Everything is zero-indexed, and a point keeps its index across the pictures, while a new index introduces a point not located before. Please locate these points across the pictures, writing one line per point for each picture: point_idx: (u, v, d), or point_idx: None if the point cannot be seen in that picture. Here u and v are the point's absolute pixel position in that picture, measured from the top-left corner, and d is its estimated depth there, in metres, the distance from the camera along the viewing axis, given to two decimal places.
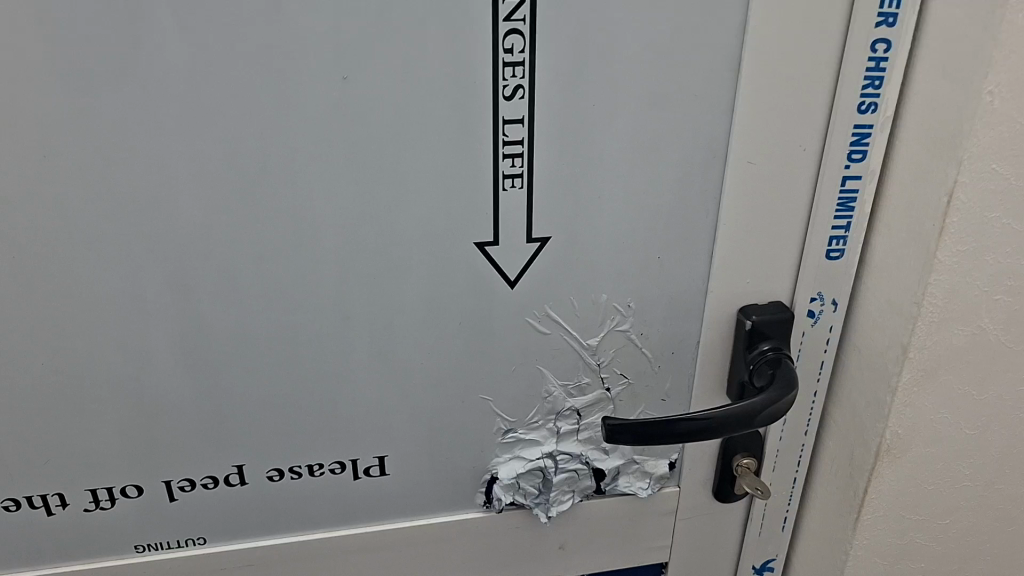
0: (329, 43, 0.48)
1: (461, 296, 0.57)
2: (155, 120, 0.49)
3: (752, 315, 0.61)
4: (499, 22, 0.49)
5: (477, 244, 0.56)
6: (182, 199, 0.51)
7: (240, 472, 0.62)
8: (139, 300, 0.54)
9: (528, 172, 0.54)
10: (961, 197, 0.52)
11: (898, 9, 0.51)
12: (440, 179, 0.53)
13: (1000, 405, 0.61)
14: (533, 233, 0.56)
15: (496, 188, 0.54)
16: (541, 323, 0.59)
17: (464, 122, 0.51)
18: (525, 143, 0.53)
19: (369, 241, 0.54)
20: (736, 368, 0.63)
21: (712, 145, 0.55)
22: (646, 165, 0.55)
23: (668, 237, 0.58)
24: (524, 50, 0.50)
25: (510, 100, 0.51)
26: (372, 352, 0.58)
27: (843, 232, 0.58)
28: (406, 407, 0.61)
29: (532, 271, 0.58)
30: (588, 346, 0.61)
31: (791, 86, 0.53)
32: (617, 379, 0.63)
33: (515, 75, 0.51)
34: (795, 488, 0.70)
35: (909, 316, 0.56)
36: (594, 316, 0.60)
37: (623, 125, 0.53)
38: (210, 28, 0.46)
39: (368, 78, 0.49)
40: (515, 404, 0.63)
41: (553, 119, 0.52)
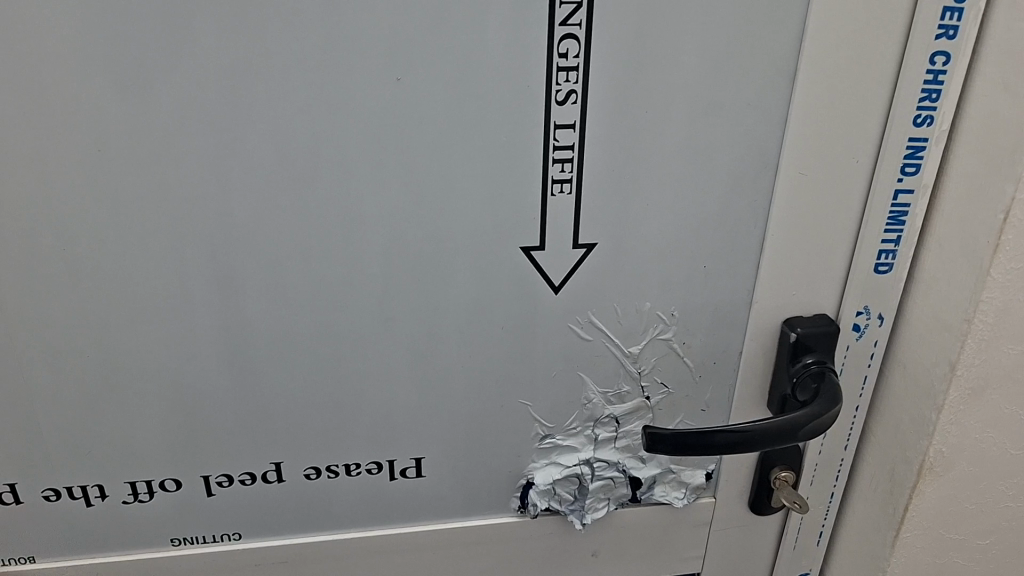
0: (386, 43, 0.48)
1: (505, 300, 0.57)
2: (210, 116, 0.49)
3: (797, 327, 0.60)
4: (555, 26, 0.49)
5: (523, 248, 0.55)
6: (232, 196, 0.51)
7: (277, 469, 0.62)
8: (185, 295, 0.54)
9: (578, 177, 0.54)
10: (1017, 214, 0.51)
11: (959, 22, 0.50)
12: (488, 182, 0.53)
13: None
14: (580, 239, 0.56)
15: (544, 193, 0.54)
16: (583, 329, 0.59)
17: (515, 126, 0.51)
18: (576, 148, 0.53)
19: (416, 243, 0.54)
20: (778, 380, 0.62)
21: (763, 155, 0.55)
22: (696, 173, 0.54)
23: (714, 246, 0.57)
24: (579, 55, 0.50)
25: (563, 105, 0.51)
26: (414, 354, 0.58)
27: (892, 245, 0.58)
28: (444, 409, 0.61)
29: (577, 277, 0.57)
30: (629, 353, 0.61)
31: (846, 98, 0.53)
32: (657, 388, 0.63)
33: (568, 80, 0.50)
34: (832, 503, 0.69)
35: (959, 334, 0.55)
36: (637, 324, 0.60)
37: (675, 132, 0.53)
38: (268, 25, 0.46)
39: (422, 79, 0.49)
40: (554, 410, 0.62)
41: (605, 125, 0.52)
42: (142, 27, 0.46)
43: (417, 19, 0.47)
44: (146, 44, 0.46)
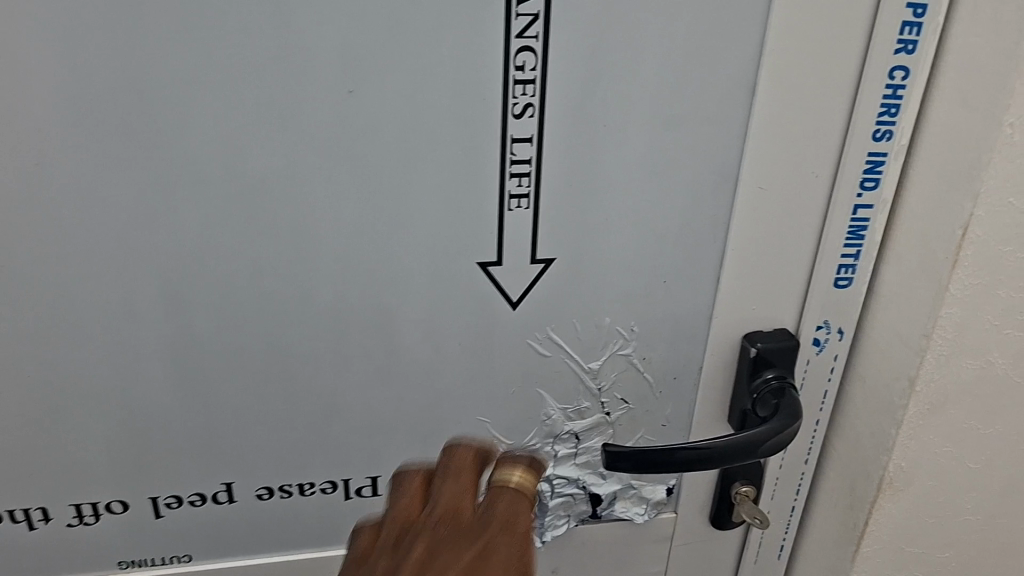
0: (338, 55, 0.46)
1: (462, 316, 0.56)
2: (154, 128, 0.47)
3: (757, 343, 0.59)
4: (511, 38, 0.48)
5: (480, 263, 0.54)
6: (178, 209, 0.50)
7: (228, 490, 0.60)
8: (131, 311, 0.52)
9: (535, 192, 0.52)
10: (975, 230, 0.51)
11: (918, 37, 0.50)
12: (444, 196, 0.51)
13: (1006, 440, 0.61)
14: (538, 253, 0.54)
15: (501, 208, 0.52)
16: (542, 345, 0.58)
17: (470, 140, 0.50)
18: (533, 163, 0.51)
19: (371, 259, 0.53)
20: (739, 396, 0.61)
21: (724, 168, 0.54)
22: (656, 187, 0.54)
23: (675, 262, 0.57)
24: (536, 68, 0.49)
25: (520, 118, 0.50)
26: (369, 371, 0.57)
27: (852, 261, 0.57)
28: (401, 427, 0.59)
29: (534, 292, 0.56)
30: (589, 368, 0.60)
31: (807, 111, 0.52)
32: (617, 404, 0.62)
33: (525, 93, 0.49)
34: (793, 517, 0.69)
35: (918, 349, 0.55)
36: (597, 339, 0.58)
37: (634, 145, 0.52)
38: (215, 35, 0.45)
39: (375, 91, 0.48)
40: (513, 427, 0.61)
41: (563, 139, 0.51)
42: (81, 34, 0.44)
43: (369, 33, 0.46)
44: (86, 53, 0.44)
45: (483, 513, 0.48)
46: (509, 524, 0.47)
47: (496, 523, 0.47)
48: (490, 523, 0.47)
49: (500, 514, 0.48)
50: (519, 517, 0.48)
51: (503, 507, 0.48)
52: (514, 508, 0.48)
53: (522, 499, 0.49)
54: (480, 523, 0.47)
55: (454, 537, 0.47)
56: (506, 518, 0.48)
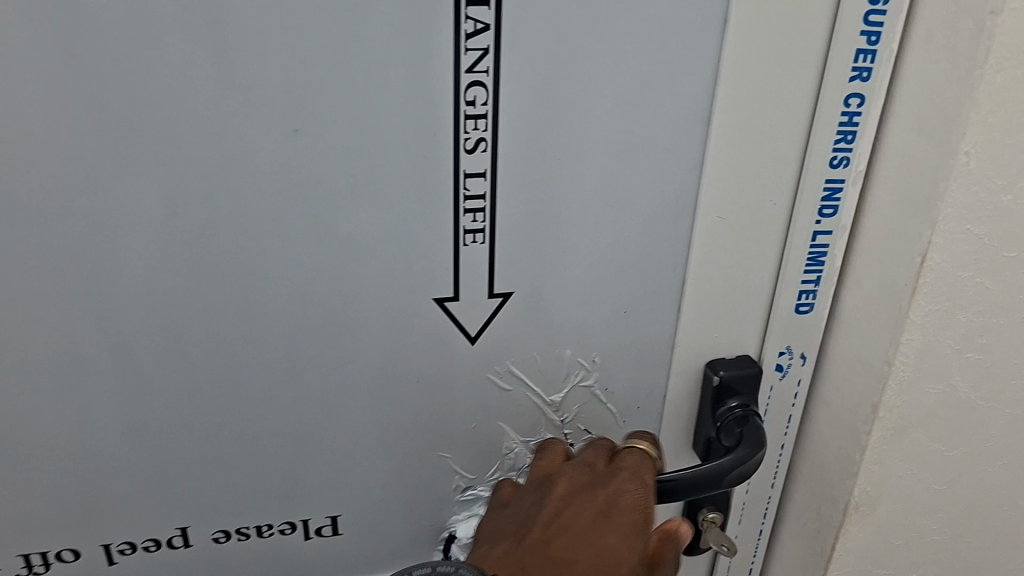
0: (283, 96, 0.45)
1: (420, 352, 0.55)
2: (91, 174, 0.45)
3: (719, 370, 0.59)
4: (461, 73, 0.47)
5: (437, 299, 0.53)
6: (120, 255, 0.48)
7: (183, 534, 0.59)
8: (74, 360, 0.51)
9: (491, 227, 0.51)
10: (934, 257, 0.51)
11: (872, 64, 0.50)
12: (397, 234, 0.50)
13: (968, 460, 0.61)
14: (495, 288, 0.54)
15: (456, 244, 0.51)
16: (502, 379, 0.57)
17: (422, 176, 0.49)
18: (488, 198, 0.50)
19: (324, 298, 0.52)
20: (703, 424, 0.61)
21: (681, 199, 0.53)
22: (613, 219, 0.53)
23: (635, 291, 0.56)
24: (487, 103, 0.48)
25: (472, 154, 0.49)
26: (325, 410, 0.56)
27: (812, 286, 0.57)
28: (360, 465, 0.58)
29: (493, 326, 0.55)
30: (551, 401, 0.59)
31: (764, 140, 0.52)
32: (581, 435, 0.62)
33: (477, 128, 0.48)
34: (761, 541, 0.68)
35: (880, 375, 0.55)
36: (558, 371, 0.58)
37: (590, 178, 0.51)
38: (153, 78, 0.43)
39: (322, 130, 0.46)
40: (476, 462, 0.60)
41: (517, 173, 0.50)
42: (9, 81, 0.42)
43: (315, 72, 0.45)
44: (15, 100, 0.42)
45: (611, 471, 0.57)
46: (616, 499, 0.55)
47: (603, 494, 0.55)
48: (608, 488, 0.56)
49: (616, 482, 0.56)
50: (626, 489, 0.55)
51: (628, 472, 0.56)
52: (637, 476, 0.56)
53: (653, 458, 0.58)
54: (608, 479, 0.56)
55: (561, 500, 0.56)
56: (614, 492, 0.55)
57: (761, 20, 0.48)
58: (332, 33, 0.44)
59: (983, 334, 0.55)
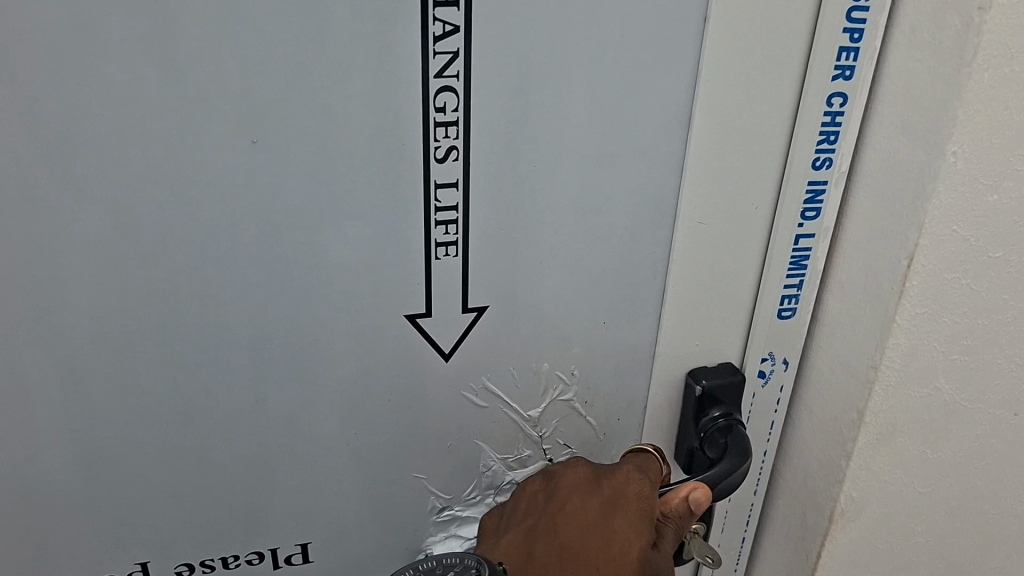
0: (240, 106, 0.42)
1: (391, 371, 0.52)
2: (31, 194, 0.41)
3: (702, 381, 0.56)
4: (430, 78, 0.44)
5: (409, 316, 0.50)
6: (65, 281, 0.44)
7: (143, 570, 0.55)
8: (18, 393, 0.47)
9: (464, 239, 0.49)
10: (921, 260, 0.49)
11: (855, 62, 0.48)
12: (365, 250, 0.47)
13: (953, 461, 0.60)
14: (470, 301, 0.51)
15: (428, 257, 0.49)
16: (478, 396, 0.54)
17: (391, 189, 0.46)
18: (460, 209, 0.48)
19: (288, 319, 0.48)
20: (685, 435, 0.59)
21: (660, 205, 0.51)
22: (590, 227, 0.51)
23: (613, 301, 0.54)
24: (458, 109, 0.45)
25: (443, 163, 0.46)
26: (292, 437, 0.53)
27: (795, 291, 0.55)
28: (330, 491, 0.55)
29: (467, 343, 0.52)
30: (529, 417, 0.57)
31: (746, 143, 0.50)
32: (560, 449, 0.59)
33: (448, 135, 0.46)
34: (744, 548, 0.66)
35: (866, 381, 0.53)
36: (536, 385, 0.55)
37: (566, 185, 0.49)
38: (96, 89, 0.40)
39: (280, 142, 0.43)
40: (452, 482, 0.57)
41: (490, 182, 0.48)
42: None
43: (274, 80, 0.42)
44: None
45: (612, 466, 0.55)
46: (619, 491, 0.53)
47: (608, 486, 0.53)
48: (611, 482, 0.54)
49: (620, 475, 0.54)
50: (631, 480, 0.53)
51: (631, 468, 0.54)
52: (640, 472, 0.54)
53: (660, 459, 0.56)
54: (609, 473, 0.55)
55: (563, 497, 0.54)
56: (619, 484, 0.53)
57: (742, 18, 0.46)
58: (290, 39, 0.41)
59: (969, 335, 0.54)
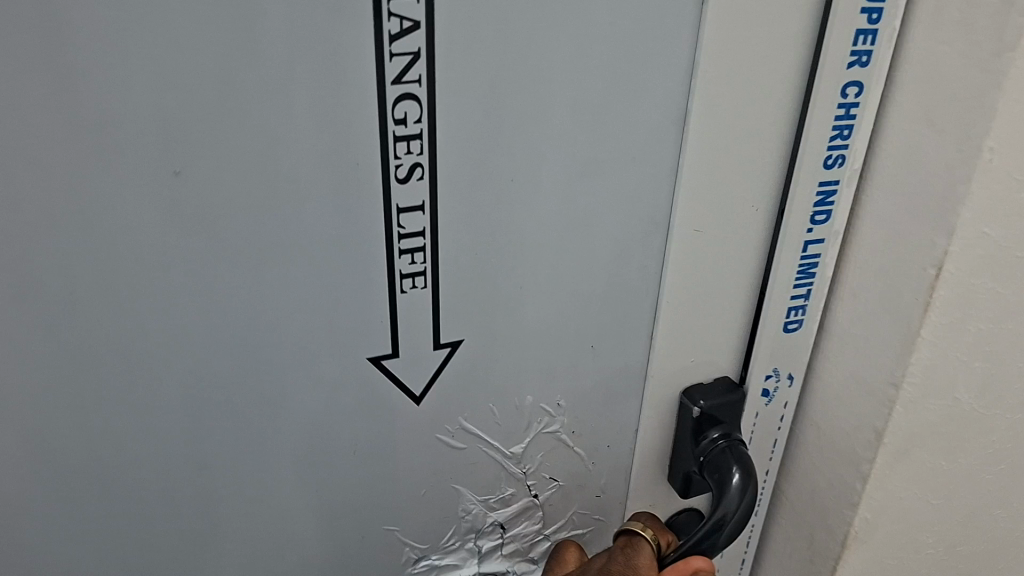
0: (151, 134, 0.34)
1: (355, 419, 0.45)
2: None
3: (700, 401, 0.51)
4: (387, 86, 0.36)
5: (373, 358, 0.43)
6: None
7: None
8: None
9: (433, 267, 0.42)
10: (950, 268, 0.44)
11: (873, 46, 0.42)
12: (320, 287, 0.40)
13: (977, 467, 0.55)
14: (441, 336, 0.44)
15: (392, 291, 0.42)
16: (454, 438, 0.48)
17: (347, 217, 0.39)
18: (428, 233, 0.41)
19: (230, 372, 0.41)
20: (679, 459, 0.54)
21: (653, 212, 0.45)
22: (575, 244, 0.44)
23: (599, 321, 0.48)
24: (422, 119, 0.38)
25: (406, 183, 0.39)
26: (244, 501, 0.46)
27: (802, 301, 0.50)
28: (291, 553, 0.49)
29: (440, 381, 0.46)
30: (511, 454, 0.51)
31: (747, 142, 0.43)
32: (546, 483, 0.53)
33: (410, 151, 0.38)
34: (745, 568, 0.62)
35: (885, 399, 0.48)
36: (517, 420, 0.49)
37: (546, 200, 0.42)
38: None
39: (208, 171, 0.36)
40: (428, 530, 0.52)
41: (462, 199, 0.41)
42: None
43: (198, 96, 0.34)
44: None
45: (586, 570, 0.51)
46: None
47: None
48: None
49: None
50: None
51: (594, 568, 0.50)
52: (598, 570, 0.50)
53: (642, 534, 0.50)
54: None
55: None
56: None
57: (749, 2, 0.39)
58: (211, 47, 0.33)
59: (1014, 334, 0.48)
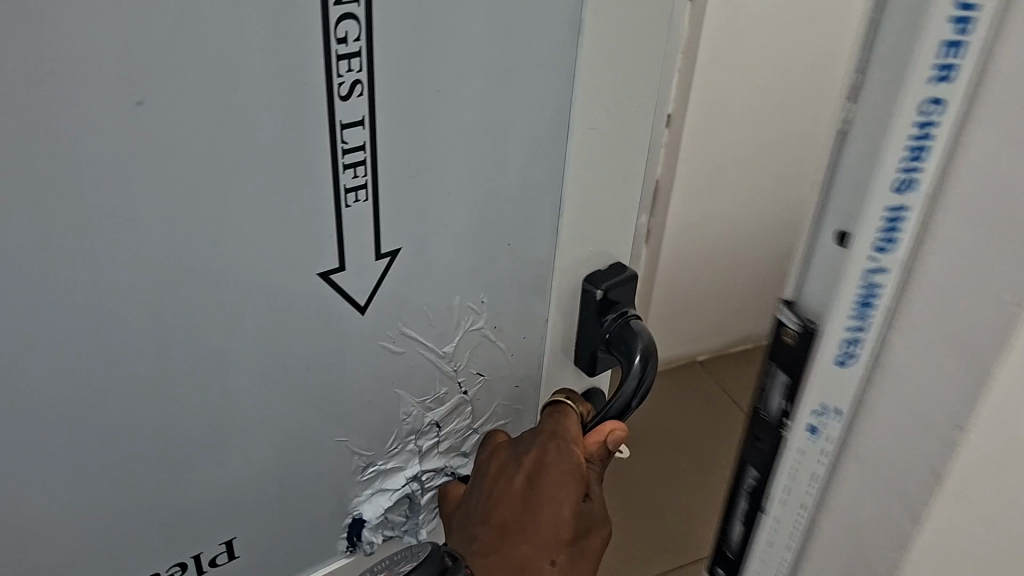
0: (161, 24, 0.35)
1: (306, 336, 0.48)
2: None
3: (603, 284, 0.57)
4: (330, 6, 0.39)
5: (321, 274, 0.46)
6: None
7: None
8: None
9: (373, 181, 0.45)
10: None
11: None
12: (271, 206, 0.42)
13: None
14: (383, 248, 0.47)
15: (338, 205, 0.44)
16: (394, 343, 0.52)
17: (296, 135, 0.41)
18: (368, 148, 0.44)
19: (196, 288, 0.42)
20: (586, 338, 0.60)
21: (557, 105, 0.49)
22: (495, 152, 0.48)
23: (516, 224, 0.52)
24: (360, 38, 0.40)
25: (347, 100, 0.42)
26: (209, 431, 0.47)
27: None
28: (252, 478, 0.51)
29: (382, 289, 0.49)
30: (443, 354, 0.54)
31: (627, 54, 0.49)
32: (474, 378, 0.57)
33: (351, 69, 0.41)
34: None
35: None
36: (448, 320, 0.53)
37: (471, 111, 0.46)
38: None
39: (169, 96, 0.37)
40: (371, 437, 0.55)
41: (397, 121, 0.44)
42: None
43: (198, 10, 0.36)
44: None
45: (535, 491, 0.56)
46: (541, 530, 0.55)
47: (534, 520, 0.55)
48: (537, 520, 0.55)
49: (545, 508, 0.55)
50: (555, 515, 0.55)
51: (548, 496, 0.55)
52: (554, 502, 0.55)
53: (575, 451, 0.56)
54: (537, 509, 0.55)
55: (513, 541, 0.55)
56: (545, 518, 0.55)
57: None
58: None
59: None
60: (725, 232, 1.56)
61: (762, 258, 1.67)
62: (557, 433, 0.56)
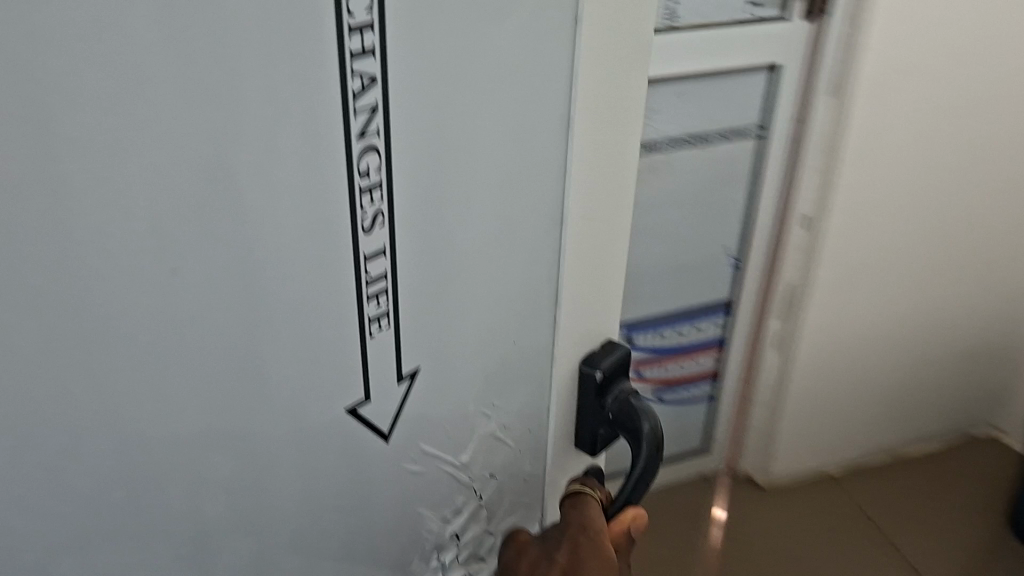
0: (23, 154, 0.32)
1: (332, 461, 0.48)
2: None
3: (600, 365, 0.56)
4: (352, 140, 0.40)
5: (349, 409, 0.47)
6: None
7: None
8: None
9: (393, 308, 0.46)
10: None
11: None
12: (303, 338, 0.43)
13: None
14: (403, 369, 0.48)
15: (362, 336, 0.45)
16: (418, 461, 0.53)
17: (328, 268, 0.42)
18: (389, 276, 0.45)
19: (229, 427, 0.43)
20: (585, 425, 0.59)
21: (552, 213, 0.49)
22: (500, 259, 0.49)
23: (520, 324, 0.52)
24: (380, 170, 0.41)
25: (369, 232, 0.43)
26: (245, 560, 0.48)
27: None
28: None
29: (402, 419, 0.50)
30: (460, 463, 0.55)
31: (610, 165, 0.49)
32: (488, 482, 0.58)
33: (372, 201, 0.42)
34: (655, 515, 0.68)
35: None
36: (463, 431, 0.54)
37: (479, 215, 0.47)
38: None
39: (194, 242, 0.38)
40: (396, 560, 0.55)
41: (418, 241, 0.45)
42: None
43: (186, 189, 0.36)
44: None
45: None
46: None
47: None
48: None
49: None
50: None
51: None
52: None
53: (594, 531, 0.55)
54: None
55: None
56: None
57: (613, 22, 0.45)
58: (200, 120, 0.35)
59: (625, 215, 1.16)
60: (882, 309, 1.23)
61: (944, 397, 1.40)
62: (587, 525, 0.55)
